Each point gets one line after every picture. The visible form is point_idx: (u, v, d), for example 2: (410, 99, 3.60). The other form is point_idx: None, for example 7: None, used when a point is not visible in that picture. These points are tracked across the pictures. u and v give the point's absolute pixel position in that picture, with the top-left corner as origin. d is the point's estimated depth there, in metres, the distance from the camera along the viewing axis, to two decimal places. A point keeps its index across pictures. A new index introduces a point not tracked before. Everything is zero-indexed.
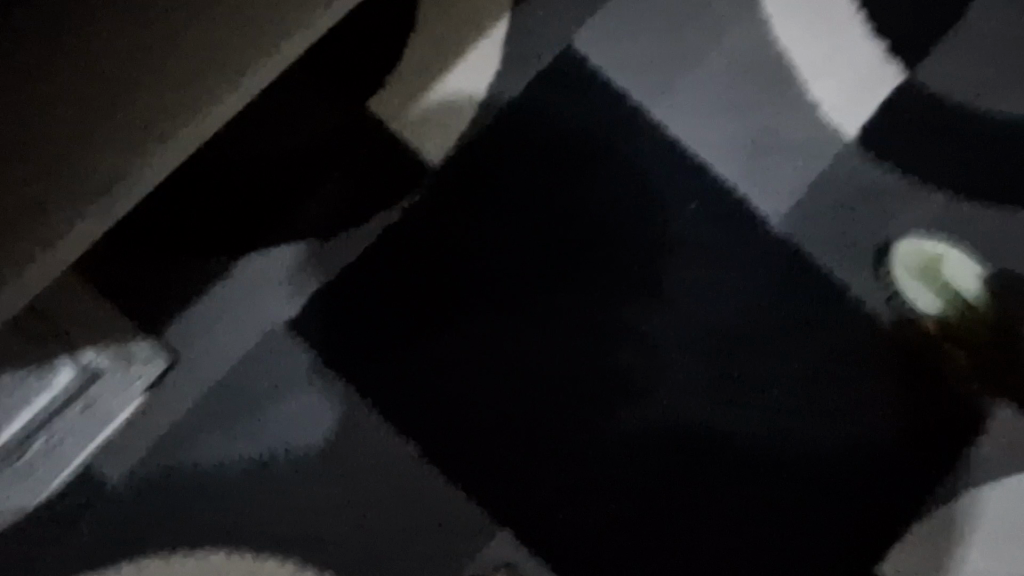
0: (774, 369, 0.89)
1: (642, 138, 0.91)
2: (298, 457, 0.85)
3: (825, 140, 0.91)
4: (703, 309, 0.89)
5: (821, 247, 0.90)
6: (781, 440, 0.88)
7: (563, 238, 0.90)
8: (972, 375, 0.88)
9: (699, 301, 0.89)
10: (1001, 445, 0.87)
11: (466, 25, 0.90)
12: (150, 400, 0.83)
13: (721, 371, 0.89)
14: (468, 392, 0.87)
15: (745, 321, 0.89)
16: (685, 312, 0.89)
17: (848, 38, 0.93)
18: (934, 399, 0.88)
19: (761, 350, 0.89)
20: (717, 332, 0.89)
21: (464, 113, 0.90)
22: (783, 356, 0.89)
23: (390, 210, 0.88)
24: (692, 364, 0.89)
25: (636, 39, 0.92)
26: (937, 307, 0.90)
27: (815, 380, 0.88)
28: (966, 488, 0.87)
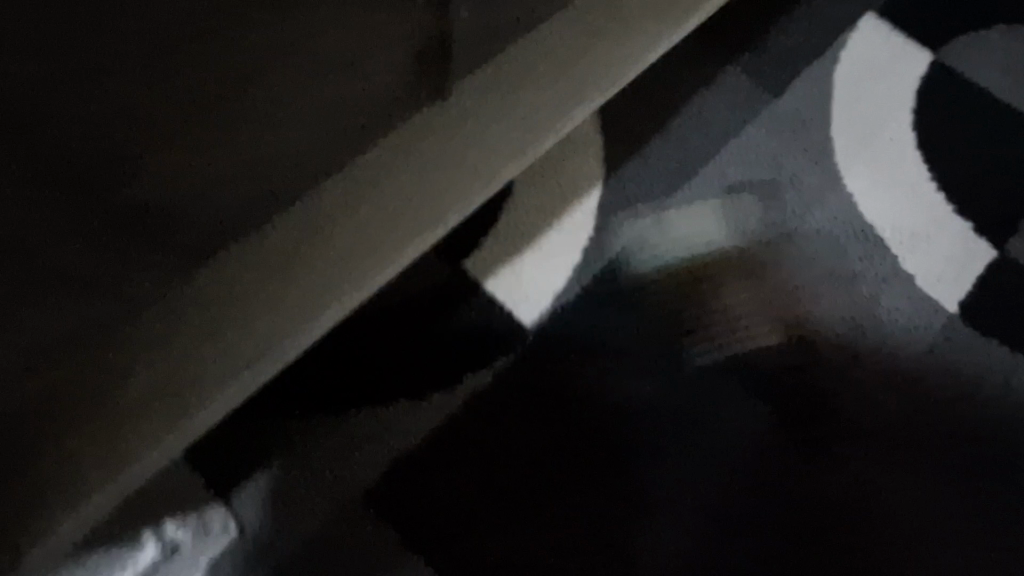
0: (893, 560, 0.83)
1: (736, 306, 0.91)
2: None
3: (923, 314, 0.90)
4: (809, 488, 0.85)
5: (934, 426, 0.86)
6: None
7: (657, 402, 0.87)
8: None
9: (804, 479, 0.85)
10: None
11: (560, 194, 0.94)
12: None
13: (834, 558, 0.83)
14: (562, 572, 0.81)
15: (854, 505, 0.84)
16: (790, 492, 0.85)
17: (936, 214, 0.96)
18: None
19: (875, 537, 0.83)
20: (826, 514, 0.84)
21: (558, 276, 0.90)
22: (901, 545, 0.83)
23: (483, 372, 0.86)
24: (801, 550, 0.83)
25: (724, 211, 0.95)
26: None
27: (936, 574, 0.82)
28: None
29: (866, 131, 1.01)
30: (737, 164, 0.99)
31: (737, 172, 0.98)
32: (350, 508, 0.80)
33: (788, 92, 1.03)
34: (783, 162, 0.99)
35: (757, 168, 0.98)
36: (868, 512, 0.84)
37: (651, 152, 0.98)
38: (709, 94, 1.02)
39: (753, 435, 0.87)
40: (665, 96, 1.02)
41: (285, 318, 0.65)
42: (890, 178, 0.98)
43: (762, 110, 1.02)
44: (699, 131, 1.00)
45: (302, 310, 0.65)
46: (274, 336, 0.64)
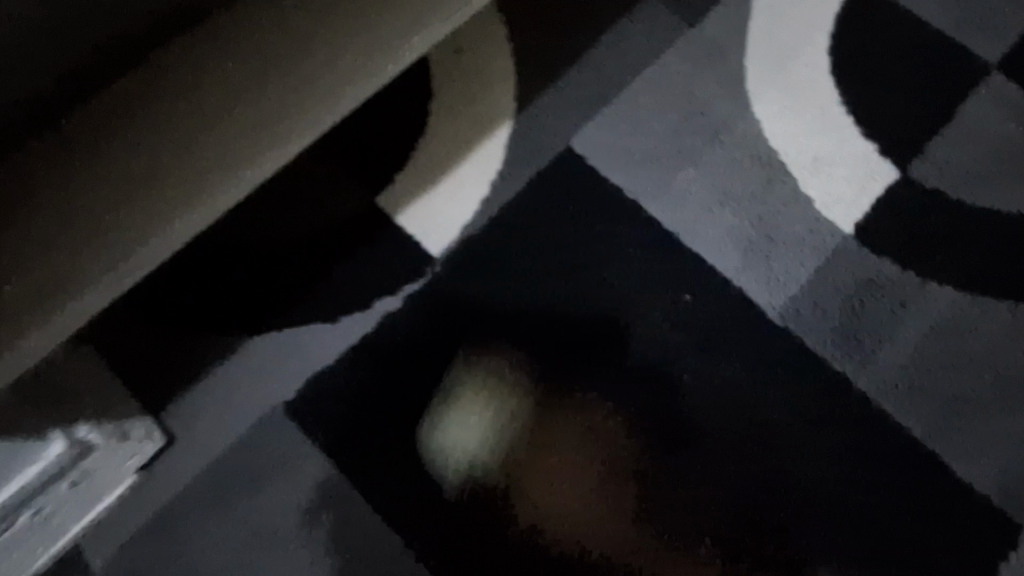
0: (787, 471, 0.86)
1: (642, 229, 0.94)
2: (290, 533, 0.84)
3: (822, 233, 0.93)
4: (708, 403, 0.88)
5: (825, 342, 0.89)
6: (791, 527, 0.84)
7: (564, 320, 0.91)
8: (992, 469, 0.85)
9: (702, 395, 0.89)
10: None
11: (472, 127, 0.97)
12: (140, 482, 0.83)
13: (731, 470, 0.86)
14: (467, 473, 0.86)
15: (750, 420, 0.88)
16: (688, 408, 0.89)
17: (844, 137, 0.97)
18: (951, 494, 0.84)
19: (771, 449, 0.87)
20: (723, 428, 0.88)
21: (467, 206, 0.94)
22: (795, 456, 0.86)
23: (395, 297, 0.91)
24: (699, 462, 0.87)
25: (633, 139, 0.98)
26: (953, 401, 0.87)
27: (827, 483, 0.85)
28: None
29: (782, 56, 1.01)
30: (650, 94, 1.00)
31: (649, 100, 0.99)
32: (270, 418, 0.87)
33: (707, 19, 1.03)
34: (695, 91, 1.00)
35: (670, 97, 1.00)
36: (765, 425, 0.88)
37: (564, 86, 1.00)
38: (627, 23, 1.02)
39: (650, 355, 0.90)
40: (582, 26, 1.02)
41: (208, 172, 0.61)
42: (802, 102, 0.99)
43: (679, 37, 1.02)
44: (615, 62, 1.01)
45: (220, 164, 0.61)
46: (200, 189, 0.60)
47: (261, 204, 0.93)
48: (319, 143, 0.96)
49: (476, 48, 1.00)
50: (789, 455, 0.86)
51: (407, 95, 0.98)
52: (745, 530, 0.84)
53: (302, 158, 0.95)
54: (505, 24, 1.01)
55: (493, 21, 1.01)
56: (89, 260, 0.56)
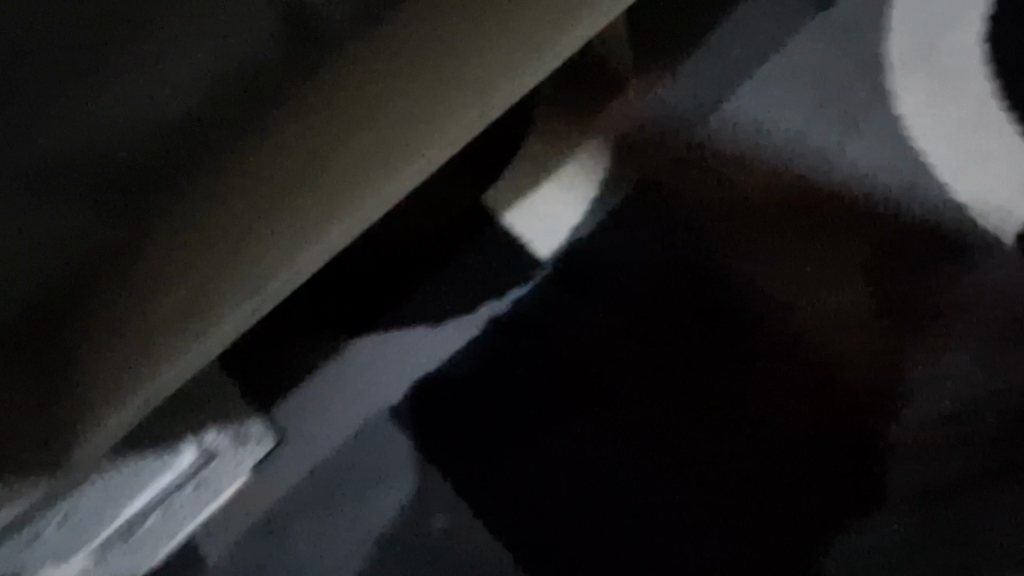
0: (929, 509, 0.80)
1: (761, 234, 0.88)
2: (403, 532, 0.84)
3: (964, 243, 0.85)
4: (841, 431, 0.83)
5: (963, 360, 0.83)
6: (926, 543, 0.79)
7: (679, 325, 0.86)
8: None
9: (833, 423, 0.83)
10: None
11: (584, 119, 0.91)
12: (253, 481, 0.84)
13: (868, 506, 0.81)
14: (580, 477, 0.84)
15: (888, 451, 0.82)
16: (820, 435, 0.83)
17: (997, 131, 0.87)
18: None
19: (912, 485, 0.81)
20: (859, 459, 0.82)
21: (577, 206, 0.90)
22: (938, 492, 0.80)
23: (501, 298, 0.88)
24: (835, 496, 0.81)
25: (755, 134, 0.90)
26: None
27: (975, 524, 0.79)
28: None
29: (929, 39, 0.90)
30: (777, 85, 0.91)
31: (774, 90, 0.91)
32: (378, 418, 0.86)
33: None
34: (826, 78, 0.91)
35: (800, 88, 0.91)
36: (905, 458, 0.82)
37: (681, 75, 0.92)
38: (751, 3, 0.93)
39: (773, 372, 0.85)
40: (701, 6, 0.94)
41: (354, 179, 0.43)
42: (951, 90, 0.88)
43: (809, 18, 0.93)
44: (737, 48, 0.92)
45: (369, 165, 0.43)
46: (334, 202, 0.43)
47: None
48: None
49: None
50: (932, 492, 0.80)
51: None
52: (883, 560, 0.79)
53: None
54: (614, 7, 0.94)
55: None
56: (213, 289, 0.43)
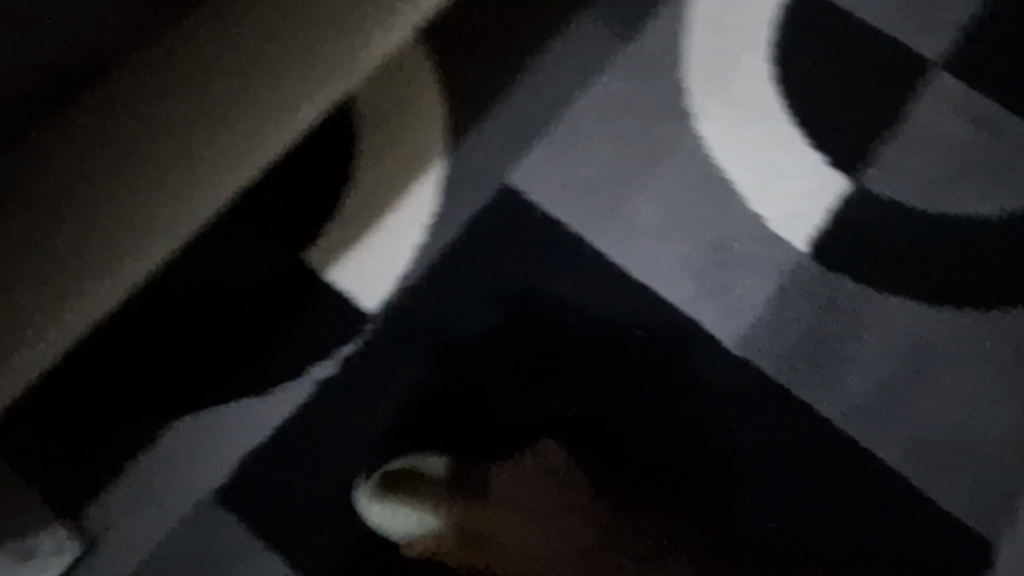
0: (766, 541, 0.81)
1: (588, 265, 0.88)
2: None
3: (776, 256, 0.88)
4: (681, 471, 0.83)
5: (787, 369, 0.84)
6: (764, 553, 0.80)
7: (512, 366, 0.85)
8: (971, 493, 0.81)
9: (673, 462, 0.83)
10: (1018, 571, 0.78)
11: (402, 171, 0.91)
12: None
13: (707, 543, 0.81)
14: (421, 537, 0.79)
15: (727, 483, 0.82)
16: (660, 476, 0.83)
17: (792, 150, 0.93)
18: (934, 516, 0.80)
19: (749, 519, 0.81)
20: (699, 497, 0.82)
21: (400, 257, 0.88)
22: (772, 525, 0.81)
23: (328, 361, 0.84)
24: (676, 537, 0.81)
25: (572, 167, 0.91)
26: (926, 423, 0.82)
27: (809, 551, 0.81)
28: None
29: (722, 68, 0.97)
30: (591, 118, 0.94)
31: (587, 125, 0.94)
32: (201, 505, 0.81)
33: (644, 32, 0.98)
34: (634, 112, 0.95)
35: (612, 120, 0.94)
36: (741, 490, 0.82)
37: (499, 115, 0.94)
38: (561, 43, 0.97)
39: (613, 411, 0.84)
40: (515, 46, 0.96)
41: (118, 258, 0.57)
42: (745, 116, 0.95)
43: (615, 57, 0.97)
44: (551, 86, 0.95)
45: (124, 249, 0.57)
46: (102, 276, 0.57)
47: (177, 265, 0.85)
48: None
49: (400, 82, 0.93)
50: (763, 519, 0.81)
51: (331, 133, 0.90)
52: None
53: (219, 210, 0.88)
54: (432, 51, 0.95)
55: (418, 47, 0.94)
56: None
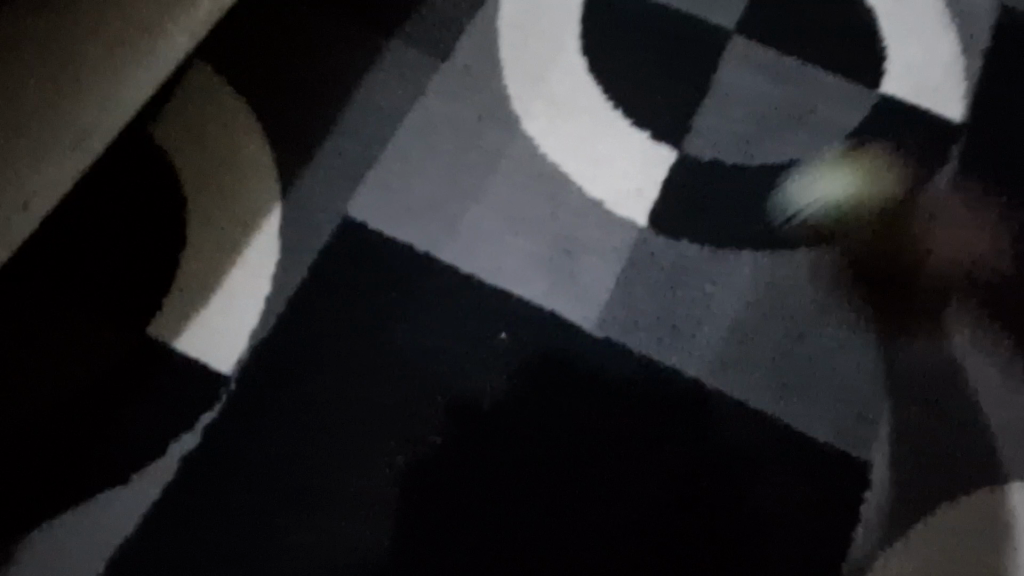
0: (670, 518, 0.80)
1: (440, 280, 0.89)
2: None
3: (617, 233, 0.92)
4: (572, 467, 0.81)
5: (647, 338, 0.87)
6: (669, 518, 0.80)
7: (383, 393, 0.84)
8: (841, 413, 0.84)
9: (563, 459, 0.82)
10: (901, 476, 0.82)
11: (237, 226, 0.89)
12: None
13: (611, 533, 0.79)
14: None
15: (620, 468, 0.81)
16: (553, 477, 0.81)
17: (614, 132, 0.97)
18: (812, 446, 0.83)
19: (647, 497, 0.81)
20: (595, 489, 0.81)
21: (249, 311, 0.86)
22: (671, 500, 0.81)
23: (189, 432, 0.81)
24: (579, 535, 0.79)
25: (408, 191, 0.93)
26: (784, 358, 0.86)
27: (712, 517, 0.80)
28: (892, 533, 0.79)
29: (538, 70, 1.00)
30: (419, 141, 0.96)
31: (416, 147, 0.95)
32: None
33: (457, 51, 1.01)
34: (459, 125, 0.97)
35: (439, 138, 0.96)
36: (633, 472, 0.81)
37: (327, 155, 0.94)
38: (378, 74, 0.99)
39: (493, 420, 0.83)
40: (333, 88, 0.98)
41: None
42: (566, 108, 0.98)
43: (433, 76, 1.00)
44: (374, 118, 0.97)
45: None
46: None
47: (17, 370, 0.82)
48: (72, 279, 0.86)
49: (222, 142, 0.93)
50: (662, 487, 0.81)
51: (162, 205, 0.89)
52: (635, 552, 0.79)
53: (52, 304, 0.85)
54: (250, 109, 0.96)
55: (235, 108, 0.96)
56: None
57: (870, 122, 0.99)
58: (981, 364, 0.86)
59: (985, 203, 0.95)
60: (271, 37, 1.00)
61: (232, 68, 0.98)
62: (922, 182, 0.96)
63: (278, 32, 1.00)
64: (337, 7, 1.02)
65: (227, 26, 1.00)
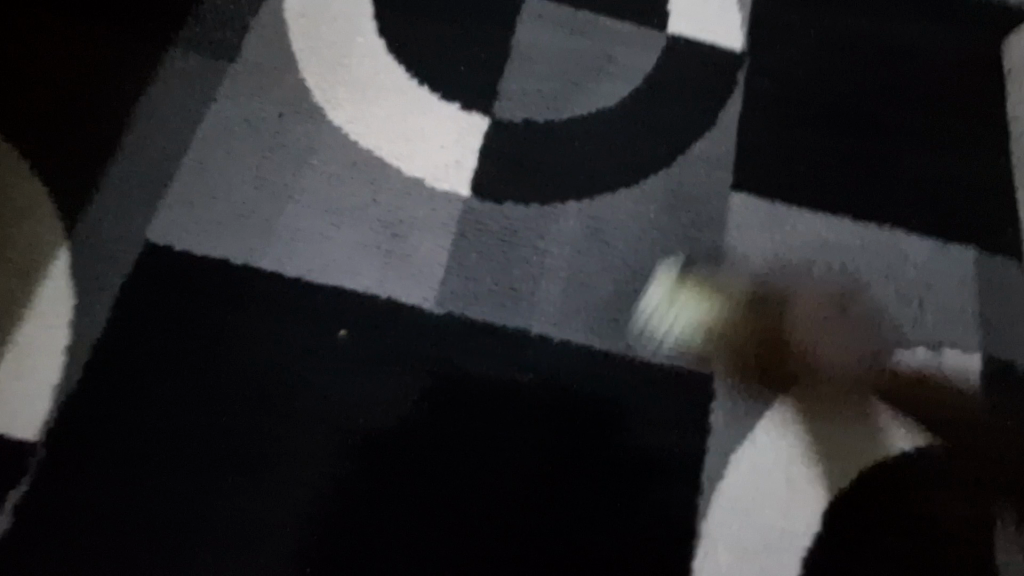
0: (542, 474, 0.81)
1: (264, 289, 0.84)
2: None
3: (443, 208, 0.91)
4: (438, 443, 0.80)
5: (489, 305, 0.87)
6: (540, 466, 0.81)
7: (226, 416, 0.78)
8: (679, 333, 0.89)
9: (428, 437, 0.81)
10: (741, 377, 0.87)
11: (19, 276, 0.80)
12: None
13: (487, 504, 0.79)
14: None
15: (487, 432, 0.82)
16: (422, 457, 0.80)
17: (424, 108, 0.96)
18: (659, 370, 0.87)
19: (515, 460, 0.81)
20: (464, 457, 0.80)
21: (50, 366, 0.77)
22: (540, 449, 0.82)
23: (2, 512, 0.72)
24: (454, 514, 0.78)
25: (213, 204, 0.87)
26: (623, 293, 0.90)
27: (580, 463, 0.82)
28: (743, 430, 0.85)
29: (334, 57, 0.97)
30: (218, 149, 0.90)
31: (216, 156, 0.89)
32: None
33: (245, 49, 0.95)
34: (258, 126, 0.91)
35: (240, 144, 0.90)
36: (496, 438, 0.82)
37: (113, 181, 0.86)
38: (159, 86, 0.92)
39: (351, 417, 0.80)
40: (108, 107, 0.89)
41: None
42: (370, 92, 0.96)
43: (222, 78, 0.93)
44: (162, 133, 0.89)
45: None
46: None
47: None
48: None
49: None
50: (528, 439, 0.82)
51: None
52: (515, 505, 0.79)
53: None
54: (12, 145, 0.85)
55: None
56: None
57: (663, 61, 1.05)
58: (791, 267, 0.95)
59: (774, 121, 1.04)
60: (25, 63, 0.90)
61: None
62: (717, 110, 1.03)
63: (32, 56, 0.90)
64: (98, 20, 0.93)
65: None
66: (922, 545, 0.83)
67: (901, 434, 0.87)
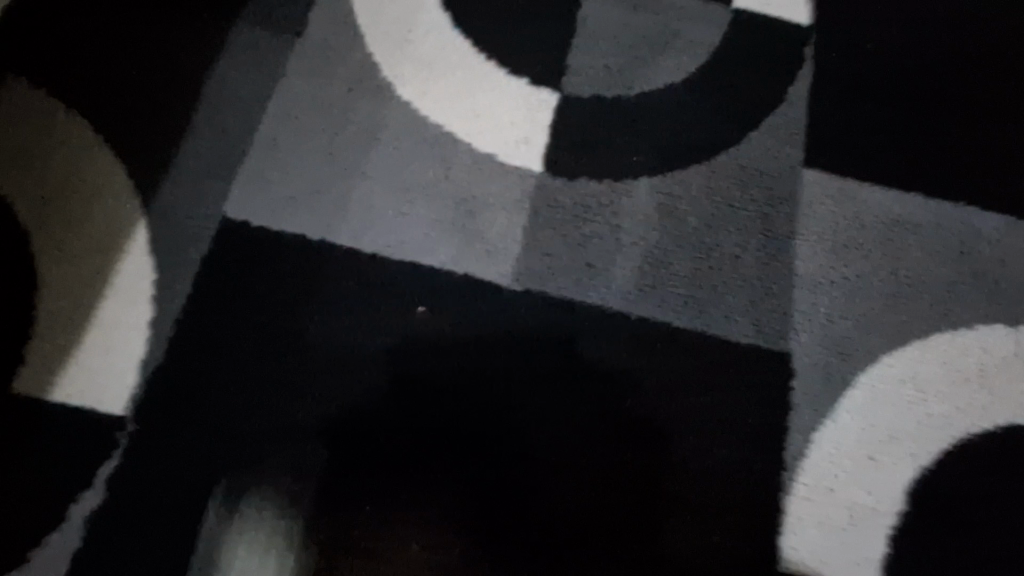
0: (623, 446, 0.80)
1: (342, 264, 0.83)
2: None
3: (515, 183, 0.90)
4: (519, 417, 0.80)
5: (564, 281, 0.86)
6: (621, 440, 0.81)
7: (307, 389, 0.78)
8: (755, 310, 0.88)
9: (510, 411, 0.80)
10: (819, 356, 0.86)
11: (97, 251, 0.79)
12: None
13: (570, 477, 0.79)
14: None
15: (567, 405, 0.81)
16: (503, 431, 0.79)
17: (491, 84, 0.94)
18: (736, 346, 0.86)
19: (596, 436, 0.80)
20: (546, 430, 0.80)
21: (132, 340, 0.77)
22: (621, 423, 0.81)
23: (94, 484, 0.72)
24: (537, 486, 0.78)
25: (286, 179, 0.86)
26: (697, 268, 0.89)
27: (660, 437, 0.81)
28: (824, 409, 0.84)
29: (400, 33, 0.96)
30: (289, 124, 0.89)
31: (286, 131, 0.88)
32: None
33: (310, 25, 0.94)
34: (327, 100, 0.91)
35: (310, 118, 0.89)
36: (577, 411, 0.81)
37: (187, 156, 0.85)
38: (227, 62, 0.91)
39: (431, 390, 0.80)
40: (177, 83, 0.89)
41: None
42: (437, 68, 0.94)
43: (289, 54, 0.92)
44: (232, 108, 0.88)
45: None
46: None
47: None
48: None
49: (59, 162, 0.82)
50: (608, 414, 0.81)
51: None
52: (598, 478, 0.79)
53: None
54: (84, 120, 0.85)
55: (65, 123, 0.84)
56: None
57: (729, 37, 1.03)
58: (866, 243, 0.93)
59: (843, 97, 1.02)
60: (93, 38, 0.89)
61: (54, 80, 0.86)
62: (786, 86, 1.01)
63: (101, 34, 0.89)
64: None
65: (38, 36, 0.88)
66: (1012, 521, 0.82)
67: (983, 409, 0.86)
